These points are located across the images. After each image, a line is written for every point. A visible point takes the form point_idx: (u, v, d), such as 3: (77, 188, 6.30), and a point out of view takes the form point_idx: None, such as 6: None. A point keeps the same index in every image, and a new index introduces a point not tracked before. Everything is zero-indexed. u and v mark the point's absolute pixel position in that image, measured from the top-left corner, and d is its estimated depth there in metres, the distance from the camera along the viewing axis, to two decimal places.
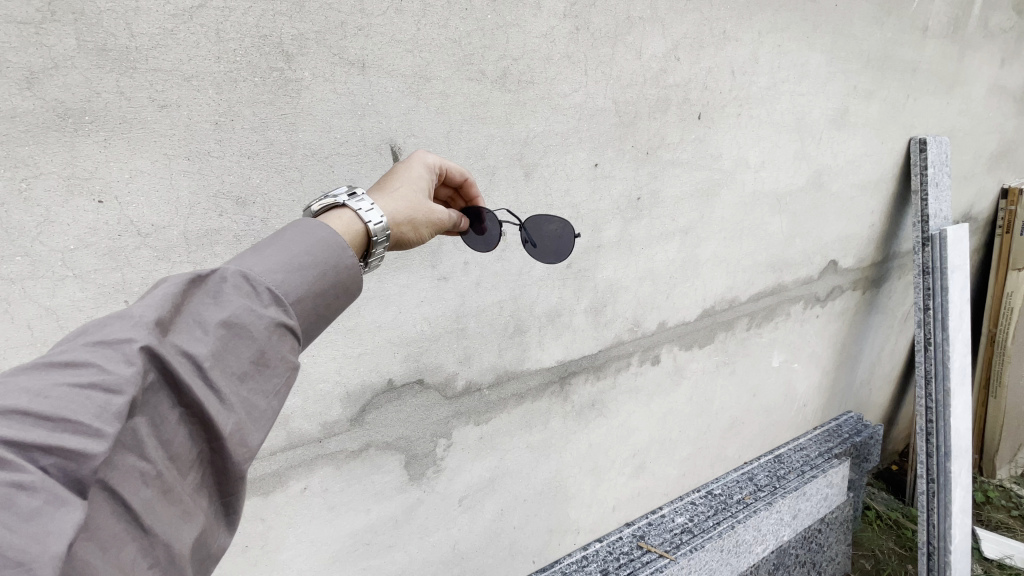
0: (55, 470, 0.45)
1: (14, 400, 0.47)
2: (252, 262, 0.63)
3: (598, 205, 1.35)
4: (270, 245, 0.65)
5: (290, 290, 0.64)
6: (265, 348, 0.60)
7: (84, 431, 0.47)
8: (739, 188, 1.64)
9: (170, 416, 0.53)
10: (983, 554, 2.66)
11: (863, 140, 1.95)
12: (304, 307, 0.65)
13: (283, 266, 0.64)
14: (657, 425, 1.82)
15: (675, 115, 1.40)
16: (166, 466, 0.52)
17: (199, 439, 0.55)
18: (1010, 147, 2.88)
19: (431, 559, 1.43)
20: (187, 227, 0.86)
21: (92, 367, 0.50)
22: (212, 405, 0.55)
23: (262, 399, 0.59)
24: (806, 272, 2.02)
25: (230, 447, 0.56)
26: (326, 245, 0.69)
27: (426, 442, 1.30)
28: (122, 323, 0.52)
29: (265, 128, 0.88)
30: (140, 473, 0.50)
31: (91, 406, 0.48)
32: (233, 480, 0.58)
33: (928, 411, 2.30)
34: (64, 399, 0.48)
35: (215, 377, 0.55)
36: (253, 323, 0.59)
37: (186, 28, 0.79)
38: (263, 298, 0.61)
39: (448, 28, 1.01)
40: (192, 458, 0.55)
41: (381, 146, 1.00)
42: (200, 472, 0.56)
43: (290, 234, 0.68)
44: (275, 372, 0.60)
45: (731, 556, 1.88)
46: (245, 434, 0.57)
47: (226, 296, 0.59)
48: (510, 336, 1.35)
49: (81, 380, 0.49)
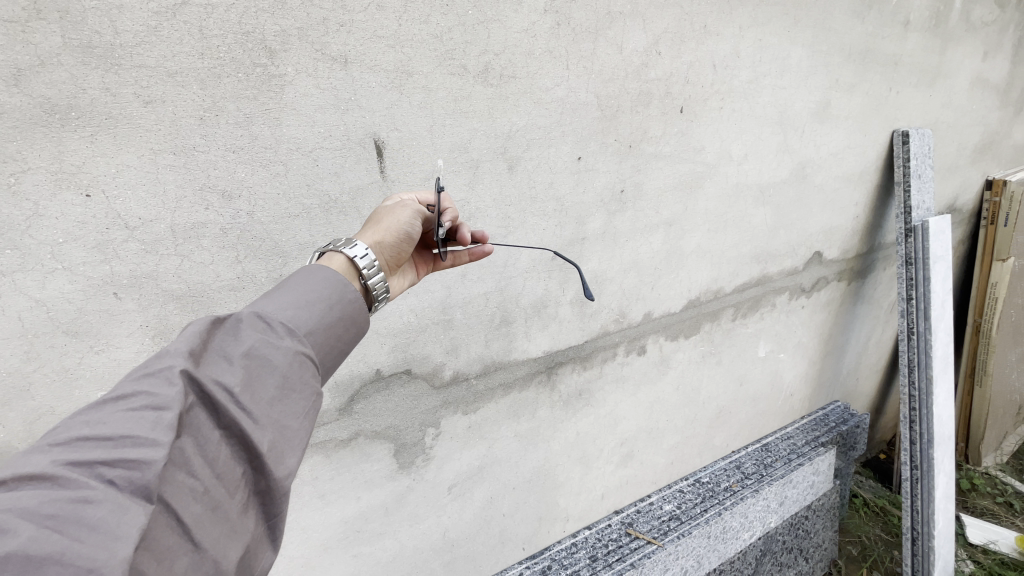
0: (121, 480, 0.49)
1: (75, 430, 0.51)
2: (266, 301, 0.67)
3: (582, 197, 1.38)
4: (281, 285, 0.70)
5: (302, 322, 0.67)
6: (288, 375, 0.63)
7: (142, 443, 0.51)
8: (721, 180, 1.66)
9: (212, 435, 0.56)
10: (969, 539, 2.70)
11: (845, 133, 1.98)
12: (317, 339, 0.69)
13: (293, 303, 0.68)
14: (644, 414, 1.85)
15: (658, 109, 1.43)
16: (213, 483, 0.55)
17: (240, 458, 0.58)
18: (994, 138, 2.92)
19: (422, 546, 1.46)
20: (174, 220, 0.88)
21: (138, 396, 0.54)
22: (248, 426, 0.58)
23: (291, 421, 0.62)
24: (791, 263, 2.05)
25: (269, 464, 0.59)
26: (330, 280, 0.72)
27: (414, 431, 1.32)
28: (159, 359, 0.57)
29: (250, 123, 0.90)
30: (191, 488, 0.53)
31: (144, 424, 0.52)
32: (277, 498, 0.61)
33: (911, 399, 2.35)
34: (120, 421, 0.52)
35: (248, 399, 0.59)
36: (277, 350, 0.63)
37: (170, 24, 0.81)
38: (279, 331, 0.65)
39: (429, 23, 1.02)
40: (237, 477, 0.57)
41: (365, 140, 1.02)
42: (246, 491, 0.58)
43: (301, 277, 0.71)
44: (299, 397, 0.64)
45: (718, 542, 1.92)
46: (280, 452, 0.60)
47: (245, 331, 0.63)
48: (496, 327, 1.37)
49: (130, 406, 0.53)
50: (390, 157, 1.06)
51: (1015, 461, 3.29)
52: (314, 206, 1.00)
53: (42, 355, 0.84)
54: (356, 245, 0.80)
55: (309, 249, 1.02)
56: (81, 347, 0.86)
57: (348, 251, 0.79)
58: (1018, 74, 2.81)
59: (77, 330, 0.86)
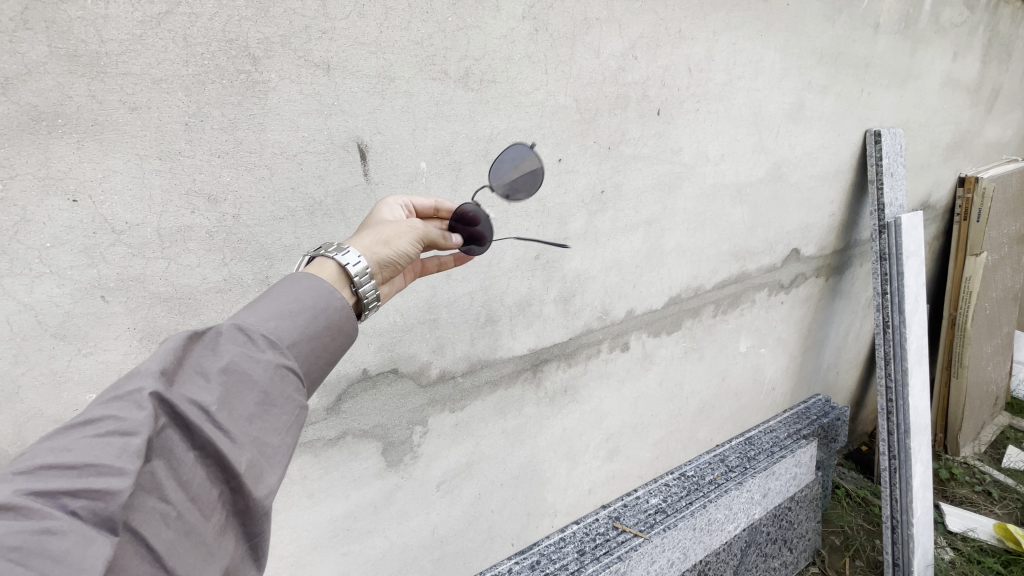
0: (84, 511, 0.51)
1: (42, 458, 0.53)
2: (247, 314, 0.69)
3: (564, 198, 1.42)
4: (263, 297, 0.72)
5: (284, 334, 0.70)
6: (268, 389, 0.66)
7: (108, 472, 0.53)
8: (700, 180, 1.71)
9: (185, 457, 0.58)
10: (948, 527, 2.77)
11: (819, 133, 2.05)
12: (299, 350, 0.71)
13: (274, 314, 0.70)
14: (629, 409, 1.89)
15: (635, 111, 1.47)
16: (186, 507, 0.57)
17: (217, 479, 0.60)
18: (965, 137, 3.01)
19: (411, 544, 1.49)
20: (160, 224, 0.90)
21: (106, 420, 0.56)
22: (223, 445, 0.60)
23: (270, 437, 0.65)
24: (769, 260, 2.10)
25: (247, 484, 0.61)
26: (316, 288, 0.76)
27: (402, 429, 1.34)
28: (130, 381, 0.59)
29: (234, 128, 0.92)
30: (163, 513, 0.55)
31: (112, 449, 0.54)
32: (258, 518, 0.63)
33: (888, 391, 2.42)
34: (85, 449, 0.54)
35: (223, 418, 0.61)
36: (256, 366, 0.66)
37: (154, 33, 0.83)
38: (259, 344, 0.67)
39: (410, 30, 1.05)
40: (213, 499, 0.60)
41: (348, 144, 1.04)
42: (222, 512, 0.61)
43: (283, 286, 0.74)
44: (280, 411, 0.66)
45: (704, 534, 1.95)
46: (258, 471, 0.62)
47: (223, 346, 0.65)
48: (482, 326, 1.40)
49: (98, 431, 0.55)
50: (373, 160, 1.08)
51: (993, 451, 3.38)
52: (299, 208, 1.02)
53: (30, 358, 0.85)
54: (348, 253, 0.83)
55: (295, 251, 1.04)
56: (70, 350, 0.88)
57: (340, 257, 0.82)
58: (987, 74, 2.91)
59: (65, 334, 0.87)
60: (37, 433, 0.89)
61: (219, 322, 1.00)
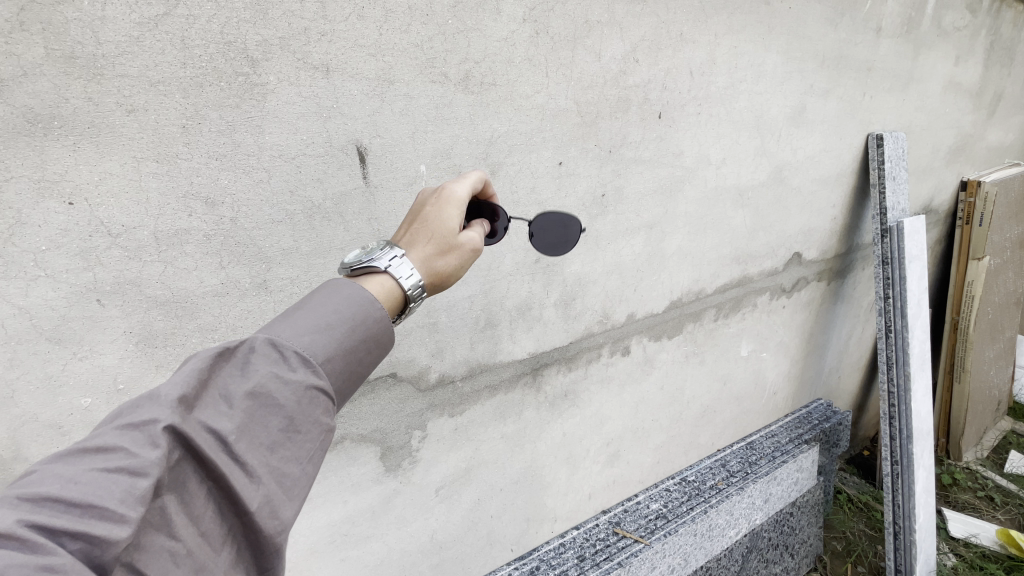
0: (81, 555, 0.50)
1: (51, 487, 0.52)
2: (281, 329, 0.70)
3: (564, 201, 1.41)
4: (300, 309, 0.73)
5: (315, 353, 0.70)
6: (293, 414, 0.66)
7: (111, 517, 0.52)
8: (701, 183, 1.70)
9: (198, 491, 0.59)
10: (950, 533, 2.76)
11: (821, 136, 2.04)
12: (331, 369, 0.71)
13: (307, 332, 0.70)
14: (630, 413, 1.88)
15: (636, 115, 1.46)
16: (196, 543, 0.58)
17: (229, 513, 0.61)
18: (967, 140, 3.00)
19: (410, 549, 1.47)
20: (157, 227, 0.89)
21: (118, 453, 0.55)
22: (239, 480, 0.61)
23: (290, 467, 0.66)
24: (771, 264, 2.09)
25: (262, 520, 0.62)
26: (355, 302, 0.76)
27: (401, 434, 1.33)
28: (146, 409, 0.59)
29: (232, 130, 0.92)
30: (169, 553, 0.56)
31: (119, 489, 0.53)
32: (271, 553, 0.64)
33: (890, 396, 2.40)
34: (93, 483, 0.53)
35: (240, 451, 0.62)
36: (281, 391, 0.66)
37: (152, 35, 0.82)
38: (291, 363, 0.68)
39: (410, 32, 1.04)
40: (223, 533, 0.61)
41: (348, 147, 1.04)
42: (234, 547, 0.62)
43: (315, 299, 0.74)
44: (304, 438, 0.67)
45: (704, 540, 1.94)
46: (275, 505, 0.63)
47: (253, 367, 0.66)
48: (481, 330, 1.39)
49: (108, 465, 0.55)
50: (372, 163, 1.08)
51: (995, 456, 3.37)
52: (298, 211, 1.02)
53: (25, 362, 0.84)
54: (404, 270, 0.83)
55: (292, 253, 1.03)
56: (65, 354, 0.87)
57: (396, 274, 0.82)
58: (989, 79, 2.90)
59: (60, 337, 0.86)
60: (31, 438, 0.88)
61: (215, 325, 1.00)
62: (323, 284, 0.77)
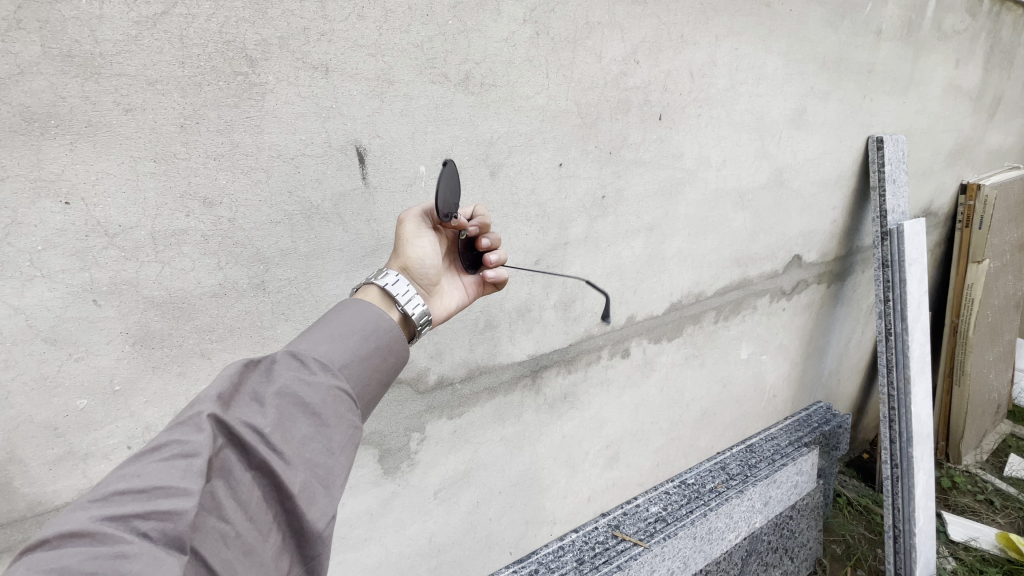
0: (154, 533, 0.57)
1: (113, 484, 0.59)
2: (301, 341, 0.79)
3: (564, 203, 1.40)
4: (318, 326, 0.82)
5: (334, 356, 0.79)
6: (321, 410, 0.74)
7: (174, 494, 0.59)
8: (701, 186, 1.70)
9: (243, 478, 0.66)
10: (950, 537, 2.75)
11: (821, 139, 2.03)
12: (351, 370, 0.80)
13: (325, 340, 0.80)
14: (629, 416, 1.87)
15: (637, 116, 1.46)
16: (244, 527, 0.64)
17: (273, 501, 0.67)
18: (967, 143, 3.00)
19: (408, 552, 1.46)
20: (154, 227, 0.89)
21: (171, 445, 0.62)
22: (279, 466, 0.67)
23: (323, 458, 0.72)
24: (771, 266, 2.09)
25: (301, 505, 0.68)
26: (364, 312, 0.86)
27: (399, 436, 1.32)
28: (192, 408, 0.67)
29: (230, 130, 0.91)
30: (221, 534, 0.62)
31: (177, 471, 0.60)
32: (313, 540, 0.69)
33: (891, 399, 2.40)
34: (152, 473, 0.60)
35: (277, 439, 0.69)
36: (308, 387, 0.74)
37: (150, 34, 0.82)
38: (312, 367, 0.76)
39: (410, 33, 1.04)
40: (268, 519, 0.66)
41: (347, 147, 1.03)
42: (280, 533, 0.67)
43: (332, 315, 0.84)
44: (335, 430, 0.74)
45: (704, 543, 1.93)
46: (312, 493, 0.69)
47: (278, 372, 0.74)
48: (480, 332, 1.39)
49: (163, 455, 0.62)
50: (371, 164, 1.07)
51: (995, 459, 3.36)
52: (296, 212, 1.01)
53: (20, 363, 0.83)
54: (387, 276, 0.94)
55: (290, 254, 1.03)
56: (61, 354, 0.86)
57: (381, 281, 0.93)
58: (989, 82, 2.90)
59: (56, 338, 0.85)
60: (25, 440, 0.87)
61: (212, 326, 0.99)
62: (336, 304, 0.88)
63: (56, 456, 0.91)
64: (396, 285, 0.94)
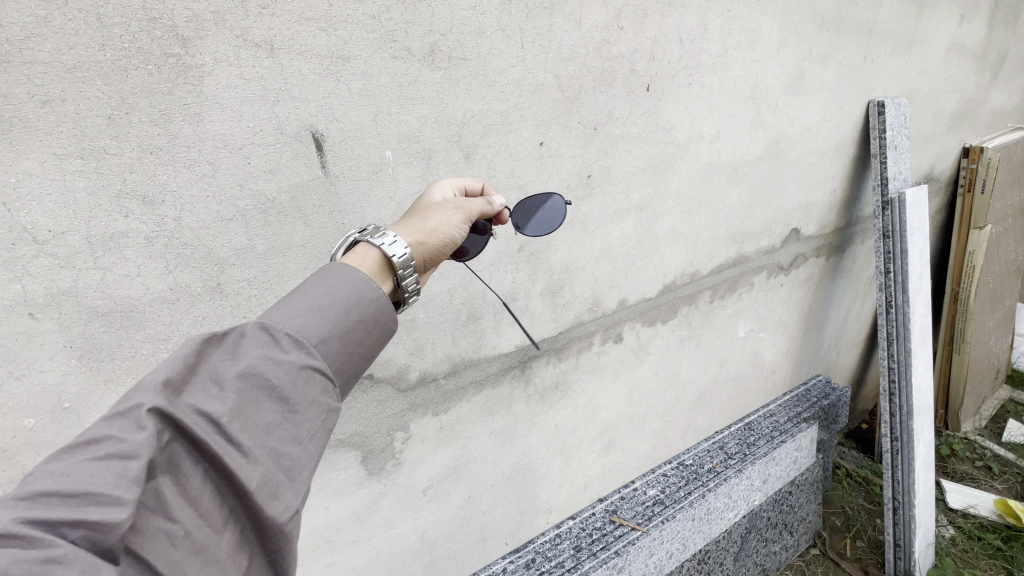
0: (85, 541, 0.50)
1: (44, 483, 0.52)
2: (274, 314, 0.71)
3: (547, 185, 1.32)
4: (295, 293, 0.74)
5: (309, 333, 0.71)
6: (288, 393, 0.66)
7: (106, 501, 0.52)
8: (694, 160, 1.61)
9: (194, 473, 0.59)
10: (949, 504, 2.75)
11: (820, 105, 1.93)
12: (328, 348, 0.72)
13: (300, 313, 0.71)
14: (624, 401, 1.82)
15: (623, 87, 1.36)
16: (195, 526, 0.57)
17: (229, 495, 0.61)
18: (971, 104, 2.88)
19: (399, 550, 1.43)
20: (90, 231, 0.81)
21: (109, 440, 0.56)
22: (236, 460, 0.61)
23: (288, 448, 0.65)
24: (768, 241, 2.01)
25: (260, 500, 0.61)
26: (346, 282, 0.76)
27: (382, 436, 1.27)
28: (135, 394, 0.59)
29: (167, 121, 0.82)
30: (167, 534, 0.55)
31: (112, 474, 0.53)
32: (275, 535, 0.63)
33: (890, 371, 2.35)
34: (86, 472, 0.53)
35: (235, 429, 0.62)
36: (274, 369, 0.66)
37: (62, 14, 0.72)
38: (283, 345, 0.68)
39: (364, 2, 0.94)
40: (224, 515, 0.60)
41: (301, 133, 0.94)
42: (238, 528, 0.61)
43: (311, 284, 0.75)
44: (303, 416, 0.67)
45: (703, 523, 1.92)
46: (274, 486, 0.63)
47: (244, 350, 0.67)
48: (464, 325, 1.32)
49: (99, 454, 0.55)
50: (330, 151, 0.98)
51: (994, 425, 3.35)
52: (250, 206, 0.93)
53: None
54: (398, 243, 0.85)
55: (248, 253, 0.95)
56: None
57: (387, 248, 0.84)
58: (993, 39, 2.77)
59: None
60: None
61: (167, 335, 0.92)
62: (321, 269, 0.78)
63: (9, 478, 0.84)
64: (402, 256, 0.84)
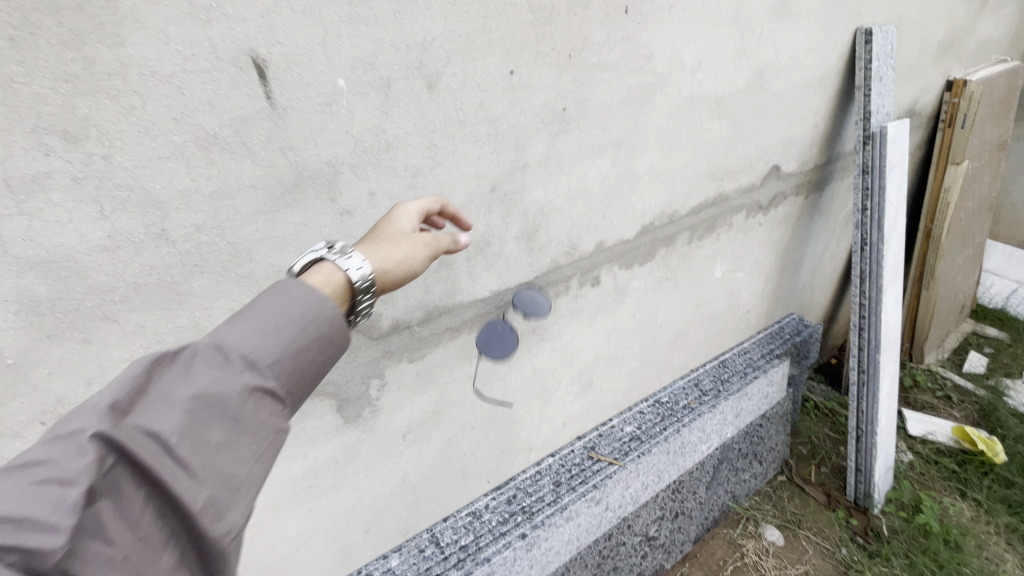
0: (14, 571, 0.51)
1: None
2: (226, 331, 0.69)
3: (519, 118, 1.24)
4: (248, 307, 0.71)
5: (261, 354, 0.69)
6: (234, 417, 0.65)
7: (39, 529, 0.53)
8: (674, 91, 1.53)
9: (136, 495, 0.59)
10: (909, 432, 2.90)
11: (806, 32, 1.84)
12: (282, 367, 0.70)
13: (253, 331, 0.69)
14: (602, 343, 1.83)
15: (599, 9, 1.26)
16: (133, 548, 0.58)
17: (170, 517, 0.61)
18: (958, 34, 2.80)
19: (382, 492, 1.46)
20: (6, 171, 0.73)
21: (48, 464, 0.56)
22: (178, 485, 0.60)
23: (236, 471, 0.65)
24: (748, 179, 1.97)
25: (200, 524, 0.61)
26: (301, 298, 0.73)
27: (357, 384, 1.25)
28: (78, 417, 0.59)
29: (80, 43, 0.72)
30: (105, 556, 0.56)
31: (51, 501, 0.54)
32: (219, 556, 0.64)
33: (862, 307, 2.41)
34: (24, 498, 0.54)
35: (177, 454, 0.61)
36: (223, 392, 0.65)
37: None
38: (233, 366, 0.67)
39: None
40: (164, 536, 0.61)
41: (240, 58, 0.85)
42: (180, 548, 0.62)
43: (264, 299, 0.72)
44: (250, 441, 0.66)
45: (677, 456, 2.05)
46: (218, 510, 0.63)
47: (196, 369, 0.65)
48: (436, 271, 1.27)
49: (40, 477, 0.55)
50: (275, 79, 0.89)
51: (956, 357, 3.52)
52: (189, 142, 0.84)
53: None
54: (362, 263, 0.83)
55: (192, 196, 0.88)
56: None
57: (351, 267, 0.82)
58: None
59: None
60: None
61: (112, 285, 0.86)
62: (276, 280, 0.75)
63: None
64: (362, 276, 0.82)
